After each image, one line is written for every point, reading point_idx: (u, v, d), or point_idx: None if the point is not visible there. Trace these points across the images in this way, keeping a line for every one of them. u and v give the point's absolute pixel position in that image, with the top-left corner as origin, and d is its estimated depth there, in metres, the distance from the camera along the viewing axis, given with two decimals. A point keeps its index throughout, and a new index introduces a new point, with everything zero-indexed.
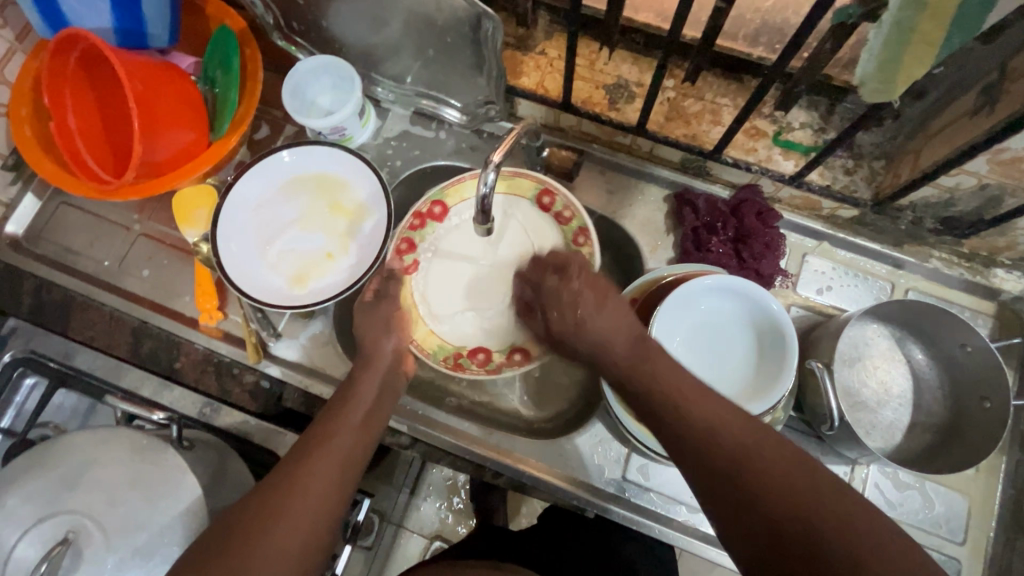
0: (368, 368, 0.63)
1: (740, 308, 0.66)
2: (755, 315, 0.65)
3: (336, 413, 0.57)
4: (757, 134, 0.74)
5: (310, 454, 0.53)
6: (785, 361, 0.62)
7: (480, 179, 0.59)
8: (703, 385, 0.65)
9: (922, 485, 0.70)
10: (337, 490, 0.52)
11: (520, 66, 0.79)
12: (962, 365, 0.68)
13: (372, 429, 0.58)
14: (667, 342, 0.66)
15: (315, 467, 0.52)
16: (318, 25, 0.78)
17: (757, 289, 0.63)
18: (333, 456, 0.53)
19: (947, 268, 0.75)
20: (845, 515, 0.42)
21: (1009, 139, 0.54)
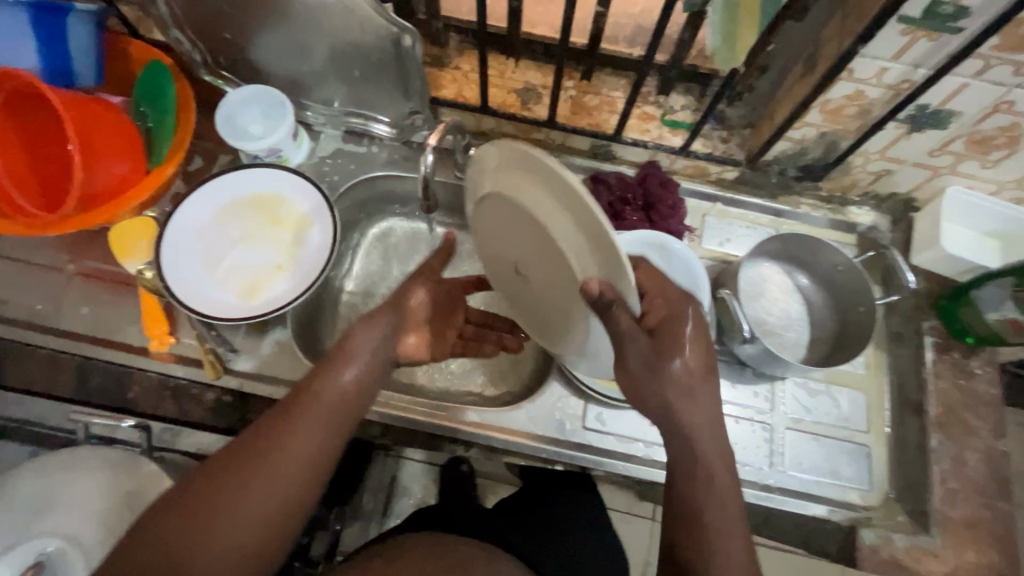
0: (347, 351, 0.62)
1: (659, 258, 0.76)
2: (671, 261, 0.75)
3: (297, 412, 0.58)
4: (647, 118, 0.88)
5: (257, 455, 0.55)
6: (697, 294, 0.73)
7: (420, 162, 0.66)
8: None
9: (829, 389, 0.83)
10: (280, 504, 0.54)
11: (438, 81, 0.89)
12: (837, 281, 0.83)
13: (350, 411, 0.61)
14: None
15: (278, 458, 0.55)
16: (245, 56, 0.84)
17: (666, 240, 0.75)
18: (300, 439, 0.56)
19: (815, 211, 0.91)
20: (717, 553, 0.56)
21: (829, 91, 0.69)
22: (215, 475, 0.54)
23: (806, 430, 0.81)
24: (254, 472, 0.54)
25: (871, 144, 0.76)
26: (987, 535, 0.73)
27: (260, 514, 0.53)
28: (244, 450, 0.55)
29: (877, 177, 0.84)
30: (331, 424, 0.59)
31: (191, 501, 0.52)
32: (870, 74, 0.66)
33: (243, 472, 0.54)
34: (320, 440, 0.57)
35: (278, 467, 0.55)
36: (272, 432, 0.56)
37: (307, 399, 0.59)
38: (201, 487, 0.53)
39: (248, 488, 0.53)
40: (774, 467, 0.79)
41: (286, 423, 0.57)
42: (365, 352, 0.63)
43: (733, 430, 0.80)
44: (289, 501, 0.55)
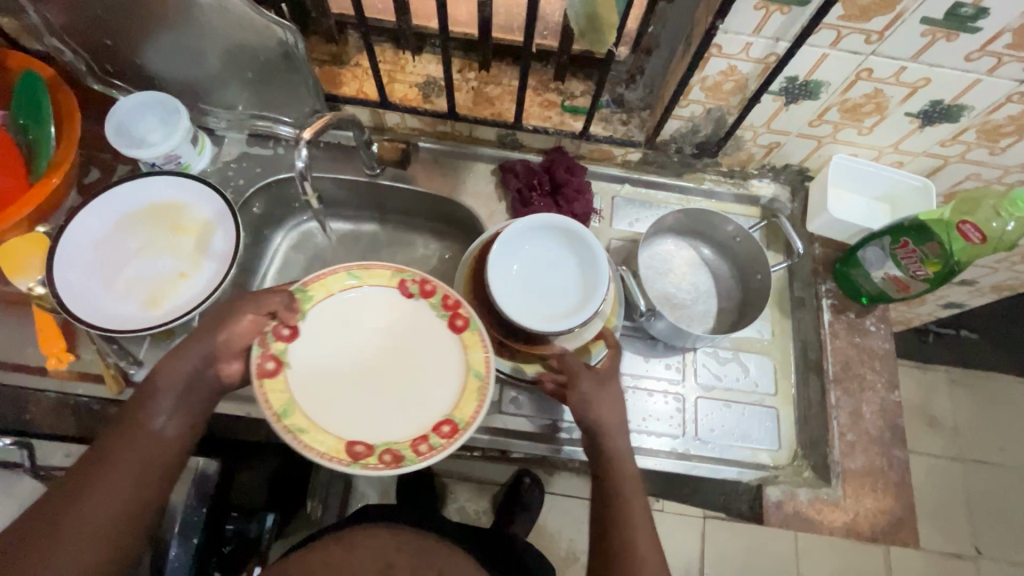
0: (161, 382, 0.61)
1: (551, 237, 0.78)
2: (574, 244, 0.77)
3: (126, 426, 0.59)
4: (549, 104, 0.89)
5: (92, 475, 0.57)
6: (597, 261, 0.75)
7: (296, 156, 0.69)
8: (537, 304, 0.75)
9: (738, 356, 0.86)
10: (121, 514, 0.57)
11: (338, 78, 0.89)
12: (737, 251, 0.86)
13: (172, 440, 0.61)
14: (505, 271, 0.75)
15: (92, 498, 0.56)
16: (133, 63, 0.82)
17: (570, 222, 0.76)
18: (111, 477, 0.57)
19: (718, 186, 0.94)
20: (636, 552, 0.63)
21: (704, 68, 0.72)
22: (55, 501, 0.56)
23: (717, 397, 0.83)
24: (69, 515, 0.55)
25: (754, 118, 0.80)
26: (884, 482, 0.77)
27: (101, 527, 0.56)
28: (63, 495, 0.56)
29: (769, 149, 0.87)
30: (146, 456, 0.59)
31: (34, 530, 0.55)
32: (738, 49, 0.69)
33: (77, 495, 0.56)
34: (134, 475, 0.58)
35: (92, 508, 0.56)
36: (105, 449, 0.58)
37: (119, 433, 0.59)
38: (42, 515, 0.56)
39: (83, 508, 0.56)
40: (687, 436, 0.81)
41: (102, 460, 0.57)
42: (184, 380, 0.61)
43: (647, 403, 0.82)
44: (110, 538, 0.56)
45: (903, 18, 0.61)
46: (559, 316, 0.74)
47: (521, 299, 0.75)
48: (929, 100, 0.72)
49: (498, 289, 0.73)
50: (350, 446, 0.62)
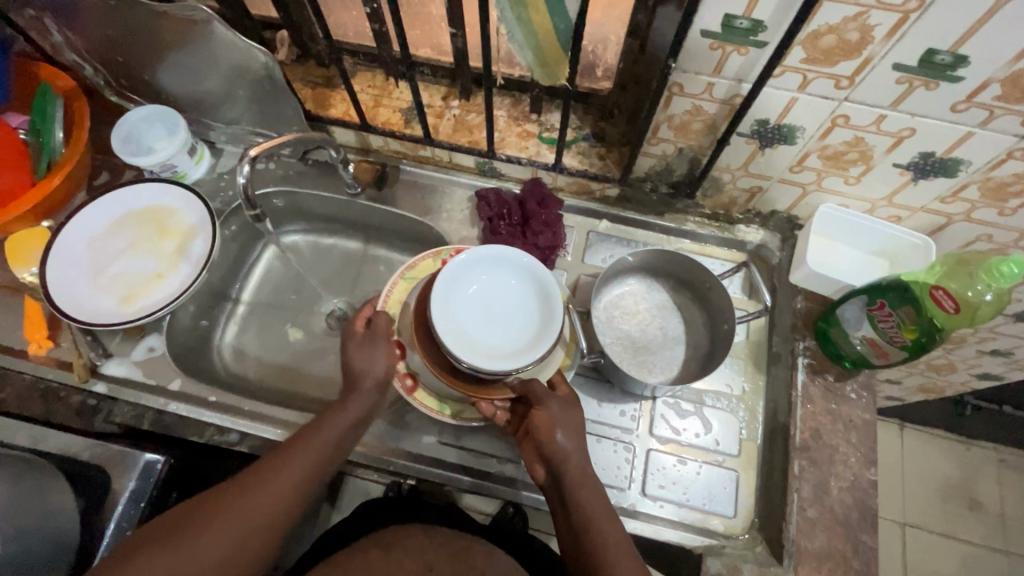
0: (353, 395, 0.72)
1: (471, 273, 0.76)
2: (541, 305, 0.74)
3: (307, 439, 0.68)
4: (527, 135, 0.89)
5: (267, 478, 0.64)
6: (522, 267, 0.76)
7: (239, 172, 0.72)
8: (470, 331, 0.73)
9: (700, 410, 0.80)
10: (267, 521, 0.62)
11: (328, 100, 0.93)
12: (710, 298, 0.82)
13: (341, 448, 0.70)
14: (462, 287, 0.75)
15: (266, 492, 0.63)
16: (143, 78, 0.89)
17: (549, 277, 0.75)
18: (295, 471, 0.65)
19: (702, 229, 0.90)
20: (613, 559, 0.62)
21: (668, 106, 0.69)
22: (202, 504, 0.62)
23: (671, 451, 0.78)
24: (221, 514, 0.61)
25: (729, 161, 0.76)
26: (846, 570, 0.69)
27: (248, 529, 0.61)
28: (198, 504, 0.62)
29: (751, 194, 0.83)
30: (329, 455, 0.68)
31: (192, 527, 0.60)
32: (702, 89, 0.66)
33: (241, 495, 0.62)
34: (306, 473, 0.66)
35: (255, 503, 0.62)
36: (279, 457, 0.66)
37: (314, 435, 0.68)
38: (193, 515, 0.60)
39: (232, 512, 0.61)
40: (633, 488, 0.76)
41: (278, 462, 0.66)
42: (371, 398, 0.73)
43: (595, 449, 0.78)
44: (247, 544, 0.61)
45: (872, 64, 0.57)
46: (536, 326, 0.73)
47: (489, 334, 0.73)
48: (918, 151, 0.66)
49: (462, 338, 0.71)
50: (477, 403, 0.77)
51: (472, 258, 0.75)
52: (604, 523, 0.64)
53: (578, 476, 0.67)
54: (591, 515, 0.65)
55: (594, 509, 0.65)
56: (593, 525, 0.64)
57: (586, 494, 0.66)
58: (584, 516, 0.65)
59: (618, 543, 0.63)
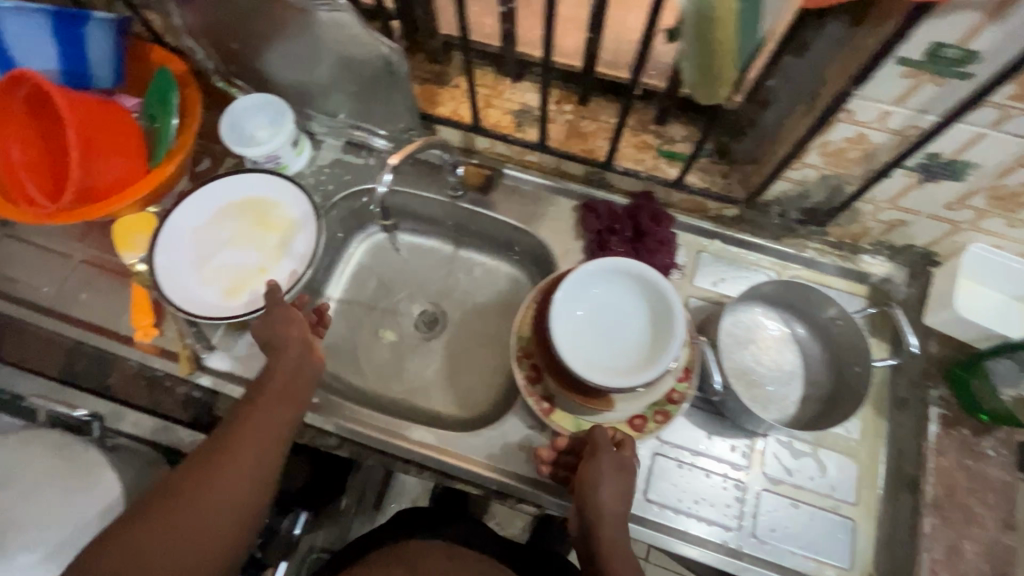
0: (282, 355, 0.68)
1: (583, 291, 0.72)
2: (658, 336, 0.70)
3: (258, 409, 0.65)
4: (644, 146, 0.84)
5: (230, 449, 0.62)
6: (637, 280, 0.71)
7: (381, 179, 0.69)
8: (591, 354, 0.70)
9: (817, 452, 0.76)
10: (236, 495, 0.61)
11: (436, 97, 0.89)
12: (835, 335, 0.77)
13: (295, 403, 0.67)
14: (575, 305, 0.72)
15: (228, 461, 0.61)
16: (254, 65, 0.87)
17: (668, 289, 0.70)
18: (251, 438, 0.63)
19: (822, 257, 0.85)
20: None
21: (828, 132, 0.64)
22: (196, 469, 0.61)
23: (785, 494, 0.74)
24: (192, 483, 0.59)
25: (879, 192, 0.71)
26: None
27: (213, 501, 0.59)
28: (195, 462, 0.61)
29: (890, 226, 0.77)
30: (281, 415, 0.66)
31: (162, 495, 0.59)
32: (873, 117, 0.61)
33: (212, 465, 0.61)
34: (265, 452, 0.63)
35: (223, 472, 0.60)
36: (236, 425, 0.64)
37: (255, 401, 0.65)
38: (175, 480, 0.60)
39: (206, 482, 0.60)
40: (742, 530, 0.73)
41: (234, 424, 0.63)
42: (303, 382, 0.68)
43: (703, 484, 0.75)
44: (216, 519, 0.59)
45: None
46: (658, 342, 0.69)
47: (610, 354, 0.70)
48: None
49: (583, 359, 0.69)
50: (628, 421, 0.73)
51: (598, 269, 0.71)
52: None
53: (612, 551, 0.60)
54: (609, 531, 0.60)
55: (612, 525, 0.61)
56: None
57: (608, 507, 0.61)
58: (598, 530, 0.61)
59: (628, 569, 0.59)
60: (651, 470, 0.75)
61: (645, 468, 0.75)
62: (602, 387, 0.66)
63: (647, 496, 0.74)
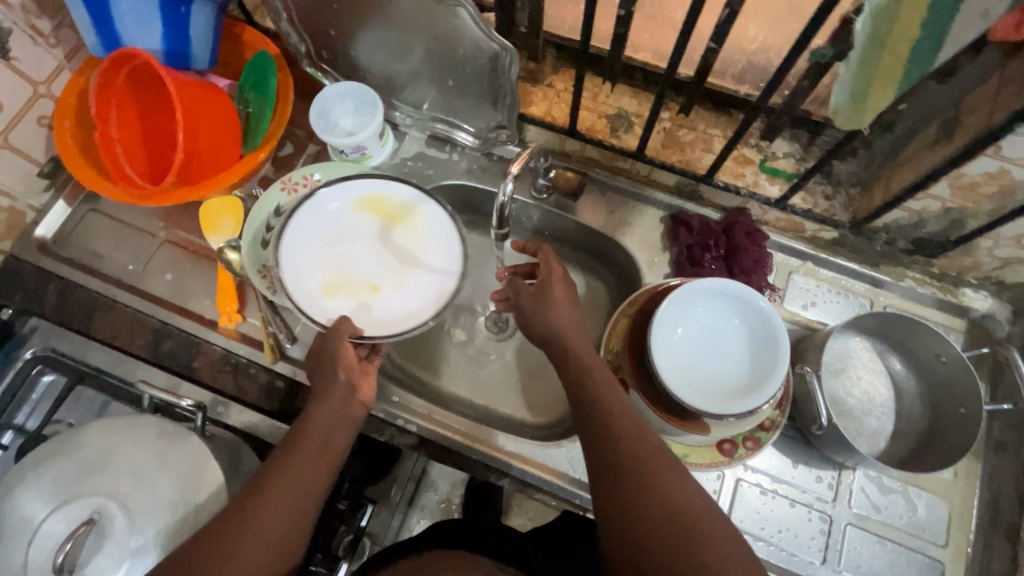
0: (323, 401, 0.64)
1: (676, 314, 0.70)
2: (756, 367, 0.68)
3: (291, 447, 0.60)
4: (745, 161, 0.82)
5: (263, 491, 0.57)
6: (732, 298, 0.69)
7: (499, 188, 0.65)
8: (690, 378, 0.69)
9: (906, 490, 0.74)
10: (283, 536, 0.56)
11: (529, 96, 0.87)
12: (937, 373, 0.74)
13: (329, 459, 0.62)
14: (669, 329, 0.70)
15: (255, 536, 0.54)
16: (347, 53, 0.85)
17: (767, 306, 0.68)
18: (281, 507, 0.56)
19: (921, 287, 0.81)
20: (676, 509, 0.53)
21: (967, 165, 0.61)
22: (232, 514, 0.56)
23: (871, 530, 0.73)
24: (230, 534, 0.54)
25: (1005, 229, 0.67)
26: None
27: (264, 552, 0.55)
28: (204, 541, 0.54)
29: (1004, 263, 0.73)
30: (315, 475, 0.60)
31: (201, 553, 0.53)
32: (1022, 154, 0.57)
33: (247, 515, 0.55)
34: (305, 497, 0.58)
35: (247, 550, 0.53)
36: (275, 464, 0.59)
37: (281, 466, 0.59)
38: (215, 527, 0.55)
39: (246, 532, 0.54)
40: (827, 564, 0.71)
41: (259, 492, 0.57)
42: (352, 404, 0.65)
43: (787, 514, 0.73)
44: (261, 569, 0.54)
45: None
46: (759, 364, 0.68)
47: (708, 378, 0.69)
48: None
49: (684, 385, 0.67)
50: (719, 445, 0.71)
51: (693, 290, 0.69)
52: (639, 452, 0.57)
53: (608, 408, 0.60)
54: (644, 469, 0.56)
55: (640, 453, 0.57)
56: (639, 457, 0.56)
57: (630, 429, 0.59)
58: (630, 460, 0.56)
59: (677, 494, 0.54)
60: (734, 495, 0.74)
61: (728, 493, 0.74)
62: (696, 411, 0.65)
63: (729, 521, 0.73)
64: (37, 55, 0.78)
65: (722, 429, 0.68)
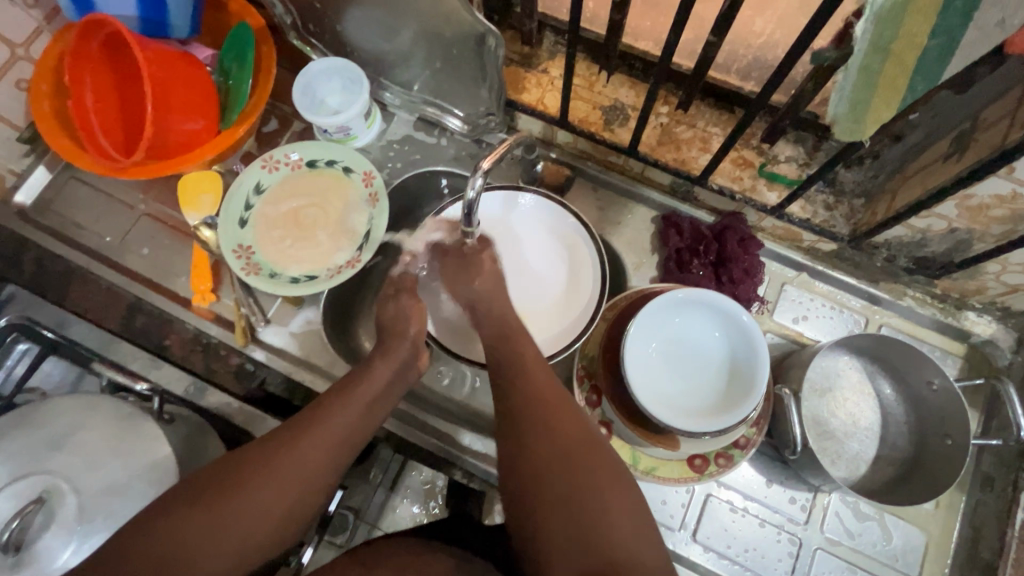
0: (385, 358, 0.66)
1: (648, 329, 0.67)
2: (733, 387, 0.65)
3: (347, 390, 0.62)
4: (743, 164, 0.77)
5: (313, 424, 0.58)
6: (705, 310, 0.66)
7: (470, 184, 0.63)
8: (669, 397, 0.66)
9: (882, 517, 0.71)
10: (325, 471, 0.57)
11: (522, 82, 0.83)
12: (927, 400, 0.70)
13: (380, 410, 0.63)
14: (642, 344, 0.68)
15: (299, 457, 0.56)
16: (333, 28, 0.81)
17: (745, 316, 0.64)
18: (332, 434, 0.58)
19: (920, 307, 0.77)
20: (584, 524, 0.49)
21: (975, 185, 0.56)
22: (272, 443, 0.57)
23: (842, 556, 0.70)
24: (270, 460, 0.55)
25: (1014, 256, 0.63)
26: None
27: (301, 480, 0.55)
28: (250, 453, 0.56)
29: (1012, 289, 0.69)
30: (365, 418, 0.61)
31: (238, 474, 0.54)
32: None
33: (292, 445, 0.56)
34: (347, 440, 0.59)
35: (293, 468, 0.55)
36: (331, 403, 0.61)
37: (341, 400, 0.61)
38: (257, 451, 0.56)
39: (286, 458, 0.55)
40: None
41: (315, 421, 0.58)
42: (404, 355, 0.67)
43: (756, 533, 0.71)
44: (292, 499, 0.54)
45: None
46: (739, 377, 0.65)
47: (685, 395, 0.66)
48: None
49: (662, 407, 0.65)
50: (690, 461, 0.68)
51: (663, 303, 0.66)
52: (556, 449, 0.53)
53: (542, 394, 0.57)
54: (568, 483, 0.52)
55: (559, 452, 0.53)
56: (573, 454, 0.53)
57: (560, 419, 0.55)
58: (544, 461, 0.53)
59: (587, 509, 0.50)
60: (702, 511, 0.72)
61: (697, 507, 0.72)
62: (666, 426, 0.62)
63: (694, 537, 0.71)
64: (13, 15, 0.75)
65: (691, 447, 0.66)
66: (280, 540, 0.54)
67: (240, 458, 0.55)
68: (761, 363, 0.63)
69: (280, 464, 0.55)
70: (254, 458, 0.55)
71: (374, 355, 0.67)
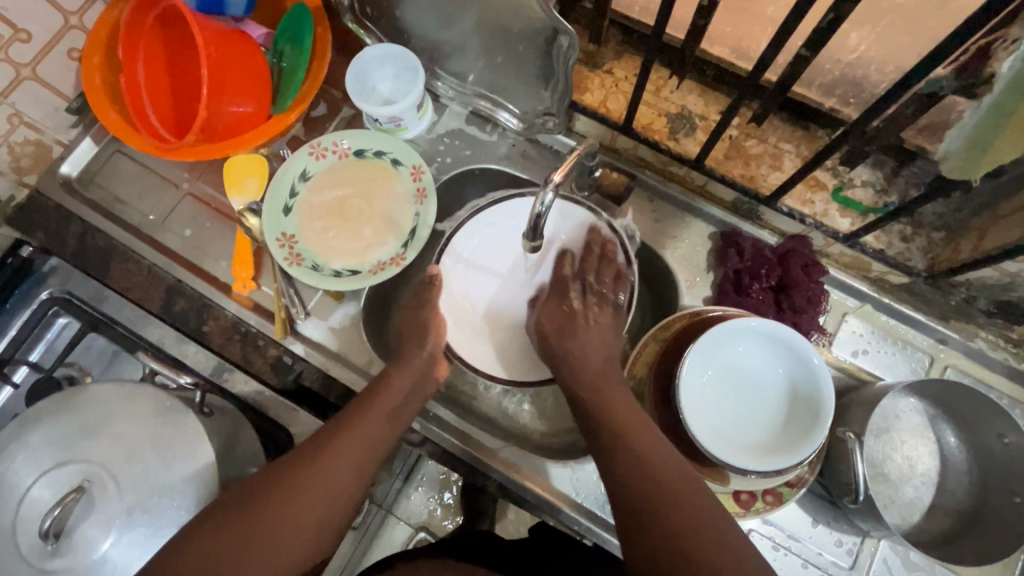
0: (402, 366, 0.65)
1: (703, 356, 0.64)
2: (793, 423, 0.62)
3: (369, 400, 0.62)
4: (816, 186, 0.73)
5: (338, 434, 0.58)
6: (767, 340, 0.63)
7: (538, 198, 0.62)
8: (723, 429, 0.64)
9: (932, 569, 0.68)
10: (353, 482, 0.57)
11: (585, 82, 0.79)
12: (994, 453, 0.66)
13: (400, 421, 0.62)
14: (697, 372, 0.65)
15: (328, 467, 0.56)
16: (391, 14, 0.77)
17: (809, 350, 0.60)
18: (353, 448, 0.58)
19: (992, 351, 0.72)
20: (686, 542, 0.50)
21: None
22: (295, 457, 0.57)
23: None
24: (296, 474, 0.55)
25: None
26: None
27: (332, 490, 0.55)
28: (273, 469, 0.56)
29: None
30: (388, 430, 0.61)
31: (266, 492, 0.53)
32: None
33: (320, 458, 0.56)
34: (371, 451, 0.59)
35: (316, 484, 0.55)
36: (353, 414, 0.60)
37: (360, 413, 0.60)
38: (283, 466, 0.55)
39: (311, 471, 0.55)
40: None
41: (339, 432, 0.58)
42: (423, 363, 0.66)
43: (797, 573, 0.69)
44: (324, 509, 0.54)
45: None
46: (799, 413, 0.62)
47: (740, 427, 0.64)
48: None
49: (716, 441, 0.62)
50: (736, 494, 0.66)
51: (722, 331, 0.63)
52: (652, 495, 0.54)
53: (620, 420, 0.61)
54: (670, 512, 0.52)
55: (654, 477, 0.55)
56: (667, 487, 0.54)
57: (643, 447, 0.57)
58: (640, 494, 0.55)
59: (693, 525, 0.51)
60: None
61: None
62: (720, 462, 0.59)
63: None
64: None
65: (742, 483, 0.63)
66: (314, 553, 0.54)
67: (263, 477, 0.55)
68: (826, 401, 0.59)
69: (309, 472, 0.55)
70: (281, 474, 0.55)
71: (391, 363, 0.66)
